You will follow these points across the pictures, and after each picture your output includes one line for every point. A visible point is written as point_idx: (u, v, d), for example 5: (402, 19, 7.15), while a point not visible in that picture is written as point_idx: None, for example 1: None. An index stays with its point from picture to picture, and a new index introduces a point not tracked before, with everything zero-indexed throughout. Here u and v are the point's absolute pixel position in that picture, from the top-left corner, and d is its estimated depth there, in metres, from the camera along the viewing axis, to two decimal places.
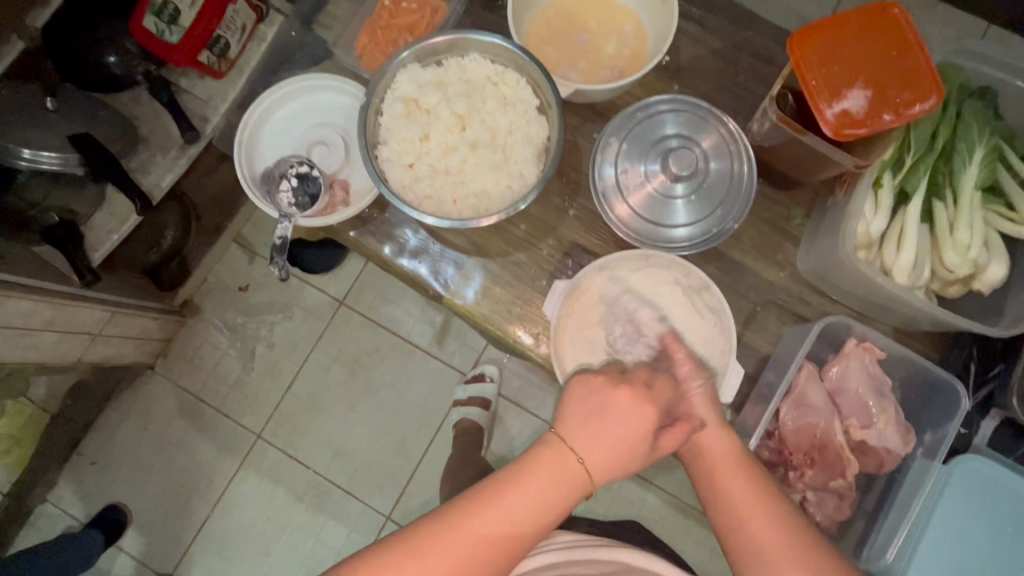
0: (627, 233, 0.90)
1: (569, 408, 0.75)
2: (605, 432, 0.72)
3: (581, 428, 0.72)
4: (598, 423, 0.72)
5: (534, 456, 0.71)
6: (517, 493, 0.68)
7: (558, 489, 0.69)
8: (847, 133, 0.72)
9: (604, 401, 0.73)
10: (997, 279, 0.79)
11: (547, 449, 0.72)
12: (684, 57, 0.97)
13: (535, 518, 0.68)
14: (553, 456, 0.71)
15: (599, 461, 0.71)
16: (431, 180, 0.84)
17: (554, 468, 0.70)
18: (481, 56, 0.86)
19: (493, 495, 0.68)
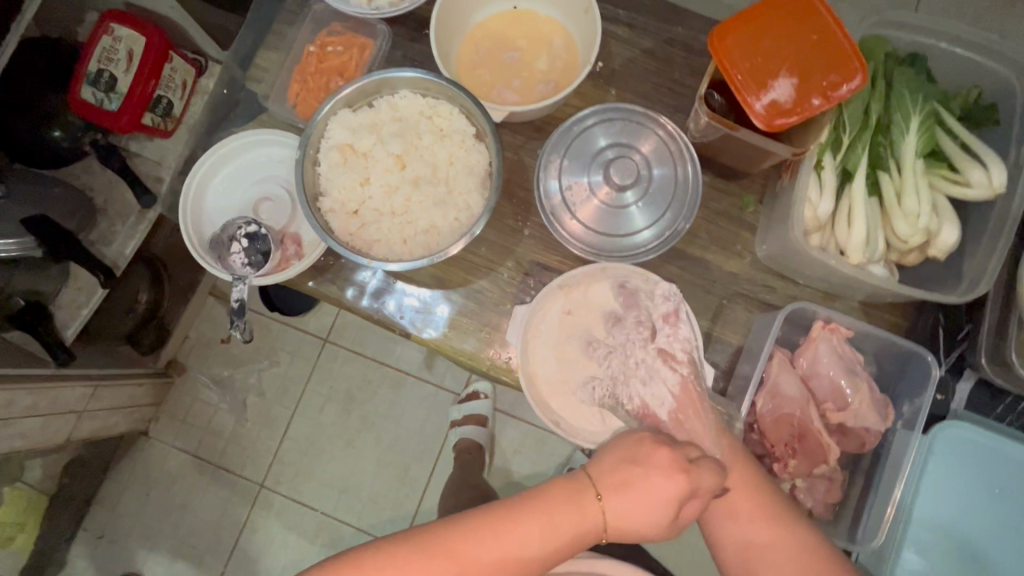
0: (582, 248, 0.90)
1: (604, 458, 0.72)
2: (632, 506, 0.68)
3: (620, 491, 0.68)
4: (632, 491, 0.68)
5: (548, 500, 0.69)
6: (518, 534, 0.67)
7: (563, 542, 0.68)
8: (778, 124, 0.71)
9: (647, 469, 0.69)
10: (951, 243, 0.79)
11: (565, 504, 0.69)
12: (618, 61, 0.96)
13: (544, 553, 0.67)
14: (568, 511, 0.69)
15: (626, 522, 0.69)
16: (377, 223, 0.83)
17: (570, 523, 0.68)
18: (413, 91, 0.86)
19: (495, 532, 0.67)
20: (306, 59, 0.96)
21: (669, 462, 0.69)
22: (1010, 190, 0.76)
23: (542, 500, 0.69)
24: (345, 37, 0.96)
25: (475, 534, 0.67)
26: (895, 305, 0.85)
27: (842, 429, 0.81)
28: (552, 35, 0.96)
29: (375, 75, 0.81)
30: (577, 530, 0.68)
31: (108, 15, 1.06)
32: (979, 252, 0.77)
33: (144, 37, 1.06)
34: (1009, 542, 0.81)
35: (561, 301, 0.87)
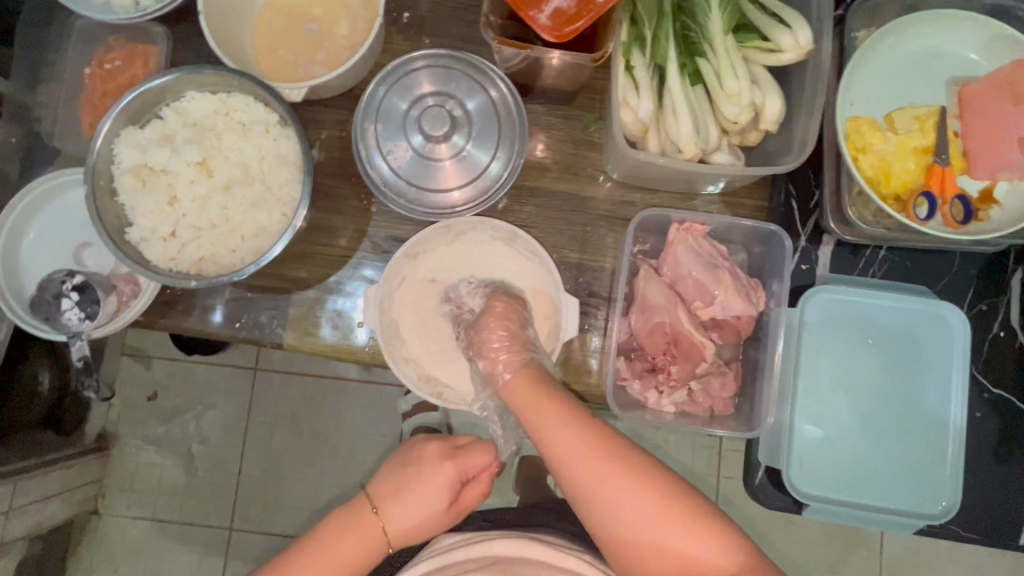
0: (425, 210, 0.86)
1: (382, 481, 0.80)
2: (412, 505, 0.77)
3: (391, 500, 0.78)
4: (402, 496, 0.78)
5: (336, 530, 0.76)
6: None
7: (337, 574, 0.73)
8: (567, 32, 0.67)
9: (413, 474, 0.79)
10: (777, 113, 0.77)
11: (337, 540, 0.75)
12: (424, 6, 0.89)
13: None
14: (357, 532, 0.76)
15: (403, 528, 0.77)
16: (198, 240, 0.77)
17: (362, 545, 0.75)
18: (202, 90, 0.79)
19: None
20: (89, 83, 0.88)
21: (437, 452, 0.80)
22: (819, 46, 0.74)
23: (331, 533, 0.75)
24: (123, 51, 0.87)
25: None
26: (753, 188, 0.82)
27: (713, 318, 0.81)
28: None
29: (147, 82, 0.74)
30: (369, 548, 0.75)
31: None
32: (803, 117, 0.76)
33: None
34: (894, 400, 0.79)
35: (420, 268, 0.84)
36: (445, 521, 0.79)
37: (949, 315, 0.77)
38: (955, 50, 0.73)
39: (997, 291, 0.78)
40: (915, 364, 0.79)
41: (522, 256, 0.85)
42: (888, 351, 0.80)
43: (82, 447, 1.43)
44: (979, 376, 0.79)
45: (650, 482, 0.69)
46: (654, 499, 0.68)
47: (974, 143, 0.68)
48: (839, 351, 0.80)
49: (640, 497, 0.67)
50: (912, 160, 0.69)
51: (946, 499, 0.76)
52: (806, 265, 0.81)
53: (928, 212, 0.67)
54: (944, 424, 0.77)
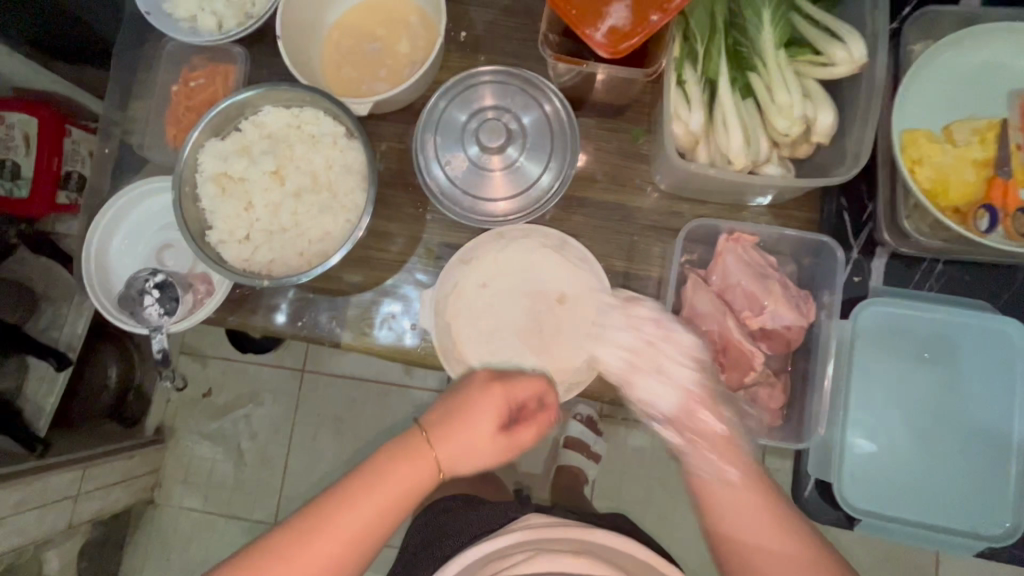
0: (480, 217, 0.89)
1: (431, 413, 0.79)
2: (461, 430, 0.77)
3: (440, 430, 0.77)
4: (451, 420, 0.77)
5: (389, 461, 0.75)
6: (341, 511, 0.71)
7: (396, 498, 0.73)
8: (622, 48, 0.71)
9: (460, 402, 0.78)
10: (830, 125, 0.78)
11: (393, 464, 0.74)
12: (481, 27, 0.94)
13: (369, 518, 0.72)
14: (409, 464, 0.75)
15: (455, 453, 0.76)
16: (270, 243, 0.83)
17: (413, 475, 0.75)
18: (278, 105, 0.85)
19: (346, 508, 0.71)
20: (174, 99, 0.96)
21: (484, 380, 0.79)
22: (872, 60, 0.75)
23: (381, 467, 0.74)
24: (205, 69, 0.95)
25: (322, 511, 0.71)
26: (804, 200, 0.82)
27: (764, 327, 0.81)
28: (409, 18, 0.95)
29: (231, 98, 0.81)
30: (420, 479, 0.75)
31: None
32: (857, 129, 0.76)
33: (35, 117, 1.04)
34: (952, 415, 0.77)
35: (472, 274, 0.88)
36: (496, 453, 0.78)
37: (1008, 329, 0.76)
38: (1016, 61, 0.71)
39: None
40: (974, 379, 0.77)
41: (571, 263, 0.86)
42: (948, 366, 0.78)
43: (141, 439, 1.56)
44: None
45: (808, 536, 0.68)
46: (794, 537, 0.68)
47: None
48: (893, 364, 0.80)
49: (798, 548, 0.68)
50: (972, 171, 0.69)
51: (1010, 520, 0.74)
52: (859, 277, 0.80)
53: (988, 223, 0.67)
54: (1005, 441, 0.76)
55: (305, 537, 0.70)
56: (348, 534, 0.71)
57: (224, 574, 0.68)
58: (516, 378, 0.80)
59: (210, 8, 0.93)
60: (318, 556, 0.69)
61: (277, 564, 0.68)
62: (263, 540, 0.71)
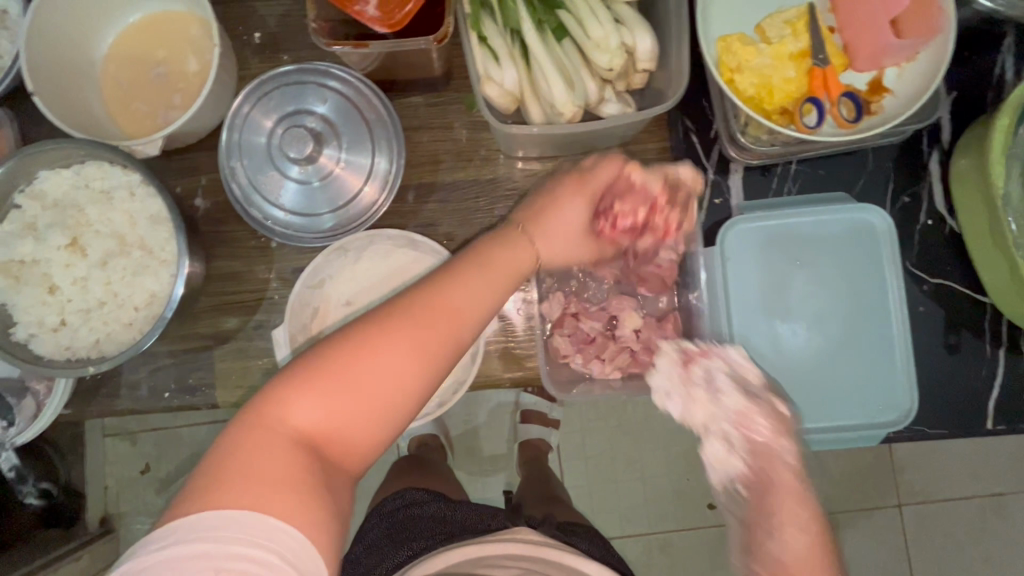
0: (319, 235, 0.82)
1: (520, 214, 0.67)
2: (556, 233, 0.65)
3: (546, 229, 0.64)
4: (555, 220, 0.65)
5: (487, 250, 0.61)
6: (440, 304, 0.54)
7: (497, 291, 0.59)
8: (398, 18, 0.63)
9: (554, 202, 0.65)
10: (650, 47, 0.73)
11: (492, 251, 0.61)
12: (273, 22, 0.83)
13: (467, 323, 0.55)
14: (559, 218, 0.65)
15: (554, 249, 0.65)
16: (89, 323, 0.74)
17: (517, 263, 0.61)
18: (54, 166, 0.74)
19: (440, 298, 0.54)
20: None
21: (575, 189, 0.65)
22: None
23: (472, 263, 0.59)
24: None
25: (415, 303, 0.53)
26: (651, 131, 0.78)
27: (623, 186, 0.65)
28: (189, 30, 0.84)
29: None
30: (517, 265, 0.62)
31: None
32: (676, 47, 0.71)
33: None
34: (836, 315, 0.75)
35: (331, 295, 0.81)
36: (581, 246, 0.67)
37: (872, 218, 0.74)
38: None
39: (915, 182, 0.76)
40: (851, 271, 0.75)
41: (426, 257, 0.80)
42: (822, 267, 0.76)
43: None
44: (915, 271, 0.76)
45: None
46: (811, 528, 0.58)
47: (852, 35, 0.64)
48: (773, 278, 0.76)
49: None
50: (792, 67, 0.65)
51: (905, 405, 0.73)
52: (720, 200, 0.78)
53: (816, 117, 0.64)
54: (889, 328, 0.74)
55: (393, 334, 0.51)
56: (414, 345, 0.51)
57: (245, 426, 0.47)
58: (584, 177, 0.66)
59: None
60: (404, 358, 0.50)
61: (363, 362, 0.49)
62: (330, 344, 0.50)
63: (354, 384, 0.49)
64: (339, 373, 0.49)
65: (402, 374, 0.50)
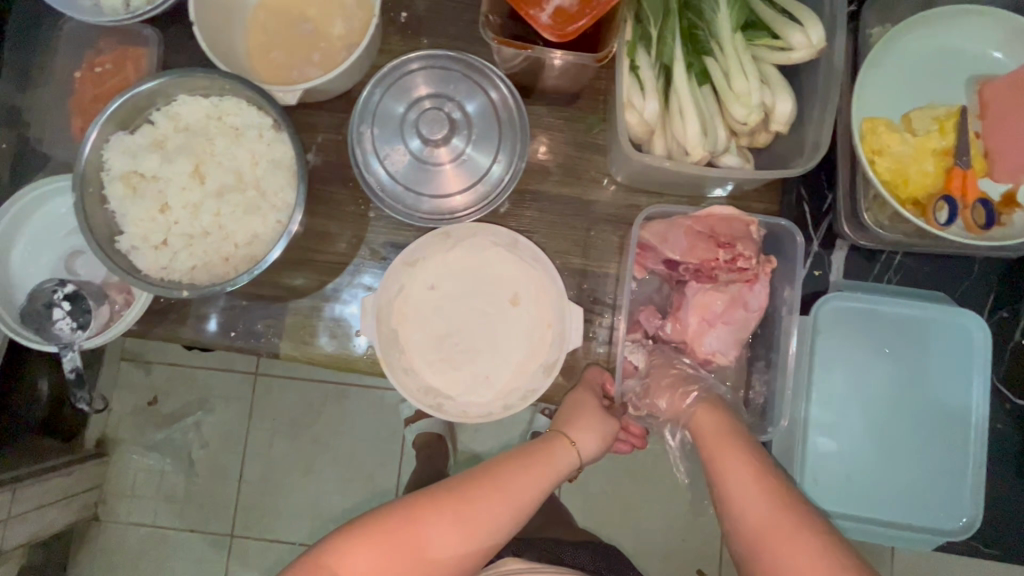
0: (425, 216, 0.83)
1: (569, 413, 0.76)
2: (585, 438, 0.75)
3: (577, 432, 0.74)
4: (579, 423, 0.75)
5: (530, 453, 0.72)
6: (500, 489, 0.67)
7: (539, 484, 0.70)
8: (570, 31, 0.65)
9: (677, 230, 0.77)
10: (789, 113, 0.74)
11: (543, 449, 0.73)
12: (422, 7, 0.86)
13: (511, 514, 0.66)
14: (553, 450, 0.73)
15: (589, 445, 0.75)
16: (190, 248, 0.75)
17: (547, 469, 0.71)
18: (192, 93, 0.76)
19: (481, 503, 0.65)
20: (75, 87, 0.86)
21: (694, 232, 0.77)
22: (831, 45, 0.72)
23: (525, 458, 0.71)
24: (113, 51, 0.86)
25: (478, 494, 0.65)
26: (763, 194, 0.77)
27: (742, 223, 0.76)
28: None
29: (134, 88, 0.71)
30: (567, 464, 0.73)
31: None
32: (815, 117, 0.73)
33: None
34: (920, 407, 0.76)
35: (419, 276, 0.82)
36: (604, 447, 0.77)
37: (969, 324, 0.75)
38: (981, 49, 0.70)
39: (1016, 299, 0.76)
40: (944, 367, 0.76)
41: (525, 263, 0.81)
42: (915, 355, 0.76)
43: None
44: (1000, 385, 0.77)
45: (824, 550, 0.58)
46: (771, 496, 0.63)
47: (996, 142, 0.66)
48: (862, 358, 0.77)
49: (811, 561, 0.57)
50: (931, 162, 0.67)
51: (969, 510, 0.74)
52: (819, 272, 0.78)
53: (948, 215, 0.66)
54: (967, 430, 0.75)
55: (445, 519, 0.63)
56: (465, 547, 0.63)
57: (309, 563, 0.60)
58: (705, 215, 0.77)
59: None
60: (451, 536, 0.63)
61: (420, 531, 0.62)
62: (407, 507, 0.64)
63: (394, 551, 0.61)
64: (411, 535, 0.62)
65: (441, 552, 0.62)
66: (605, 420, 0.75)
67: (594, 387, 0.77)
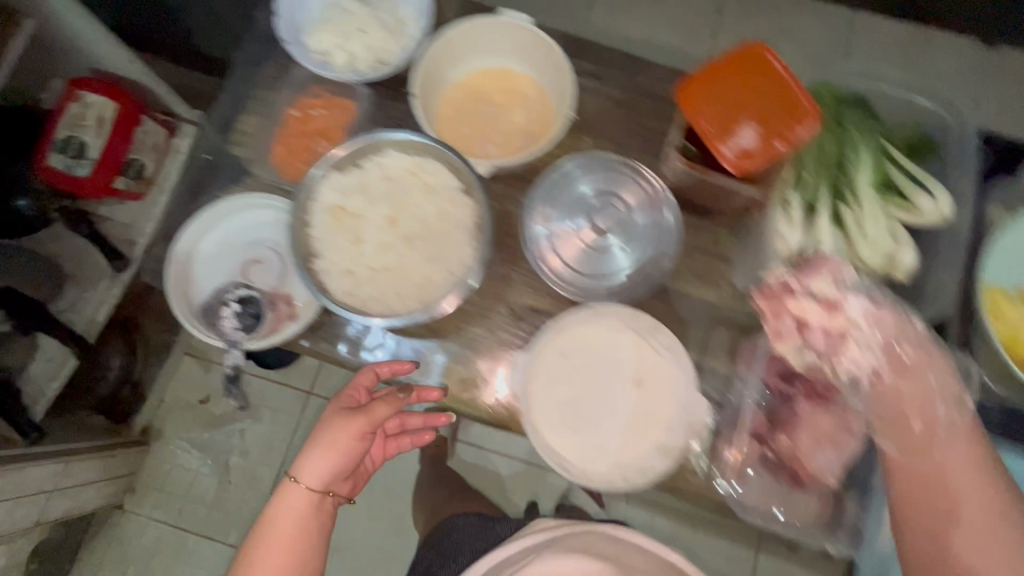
0: (573, 291, 0.92)
1: (332, 422, 0.89)
2: (342, 422, 0.88)
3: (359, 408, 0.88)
4: (331, 429, 0.87)
5: (315, 438, 0.88)
6: (289, 489, 0.86)
7: (336, 452, 0.87)
8: (747, 167, 0.77)
9: None
10: (912, 265, 0.84)
11: (325, 434, 0.87)
12: (592, 112, 1.00)
13: (344, 448, 0.87)
14: (287, 502, 0.86)
15: (358, 421, 0.87)
16: (370, 280, 0.85)
17: (346, 429, 0.87)
18: (401, 148, 0.88)
19: (280, 524, 0.85)
20: (289, 121, 1.00)
21: None
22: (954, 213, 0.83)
23: (305, 458, 0.87)
24: (327, 99, 1.00)
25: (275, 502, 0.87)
26: None
27: None
28: (526, 88, 1.01)
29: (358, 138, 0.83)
30: (346, 442, 0.87)
31: (76, 83, 1.36)
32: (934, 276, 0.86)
33: (114, 103, 1.37)
34: None
35: (558, 344, 0.90)
36: (385, 409, 0.88)
37: None
38: None
39: None
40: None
41: (653, 350, 0.88)
42: None
43: (127, 438, 1.72)
44: None
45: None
46: (947, 446, 0.74)
47: None
48: None
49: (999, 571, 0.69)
50: None
51: None
52: None
53: None
54: None
55: (286, 495, 0.87)
56: (335, 464, 0.87)
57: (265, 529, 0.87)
58: None
59: (345, 47, 0.97)
60: (300, 491, 0.86)
61: (276, 506, 0.86)
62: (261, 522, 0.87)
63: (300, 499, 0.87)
64: (271, 512, 0.87)
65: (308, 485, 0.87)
66: (355, 440, 0.87)
67: (360, 388, 0.89)
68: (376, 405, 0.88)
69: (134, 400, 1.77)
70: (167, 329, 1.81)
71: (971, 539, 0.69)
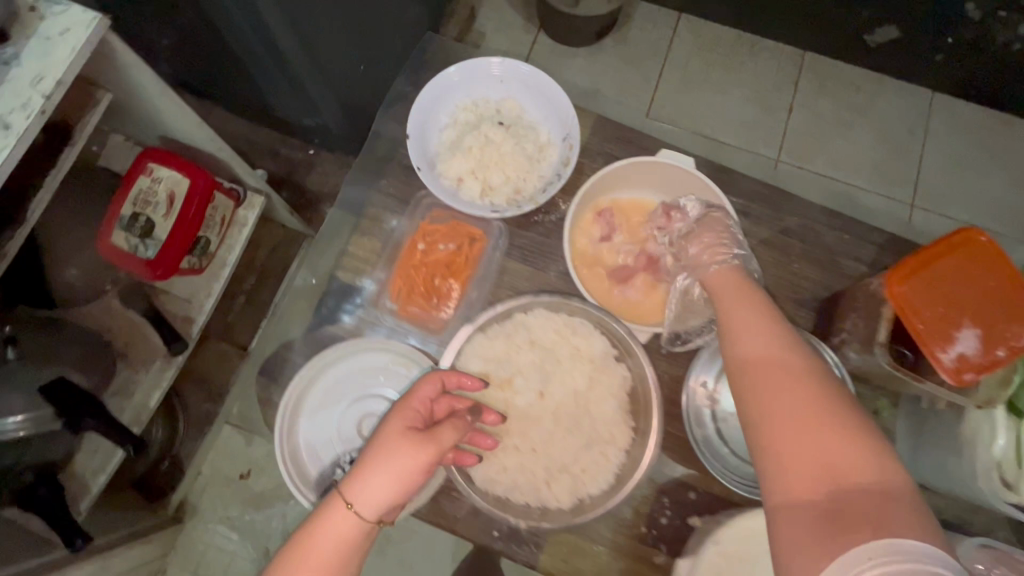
0: (742, 484, 0.80)
1: (389, 429, 0.69)
2: (412, 430, 0.69)
3: (410, 411, 0.71)
4: (392, 449, 0.67)
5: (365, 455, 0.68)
6: (334, 516, 0.65)
7: (404, 480, 0.66)
8: (969, 378, 0.68)
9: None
10: None
11: (383, 446, 0.67)
12: None
13: (409, 474, 0.67)
14: (329, 531, 0.64)
15: (431, 442, 0.68)
16: (516, 463, 0.76)
17: (416, 450, 0.67)
18: (550, 304, 0.79)
19: (315, 558, 0.63)
20: (409, 249, 0.90)
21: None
22: None
23: (353, 478, 0.66)
24: (453, 226, 0.91)
25: (312, 534, 0.64)
26: None
27: None
28: None
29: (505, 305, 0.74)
30: (420, 466, 0.67)
31: (145, 154, 1.25)
32: None
33: (188, 179, 1.26)
34: None
35: (726, 553, 0.77)
36: (452, 432, 0.70)
37: None
38: None
39: None
40: None
41: None
42: None
43: (163, 518, 1.59)
44: None
45: (841, 437, 0.59)
46: (797, 362, 0.66)
47: None
48: None
49: (821, 433, 0.59)
50: None
51: None
52: None
53: None
54: None
55: (328, 524, 0.64)
56: (397, 492, 0.67)
57: (284, 558, 0.64)
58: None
59: (481, 174, 0.93)
60: (352, 521, 0.65)
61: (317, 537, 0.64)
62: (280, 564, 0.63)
63: (348, 534, 0.65)
64: (310, 551, 0.64)
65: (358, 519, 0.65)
66: (432, 442, 0.68)
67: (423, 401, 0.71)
68: (445, 428, 0.69)
69: (173, 473, 1.65)
70: (210, 400, 1.70)
71: (735, 363, 0.69)
